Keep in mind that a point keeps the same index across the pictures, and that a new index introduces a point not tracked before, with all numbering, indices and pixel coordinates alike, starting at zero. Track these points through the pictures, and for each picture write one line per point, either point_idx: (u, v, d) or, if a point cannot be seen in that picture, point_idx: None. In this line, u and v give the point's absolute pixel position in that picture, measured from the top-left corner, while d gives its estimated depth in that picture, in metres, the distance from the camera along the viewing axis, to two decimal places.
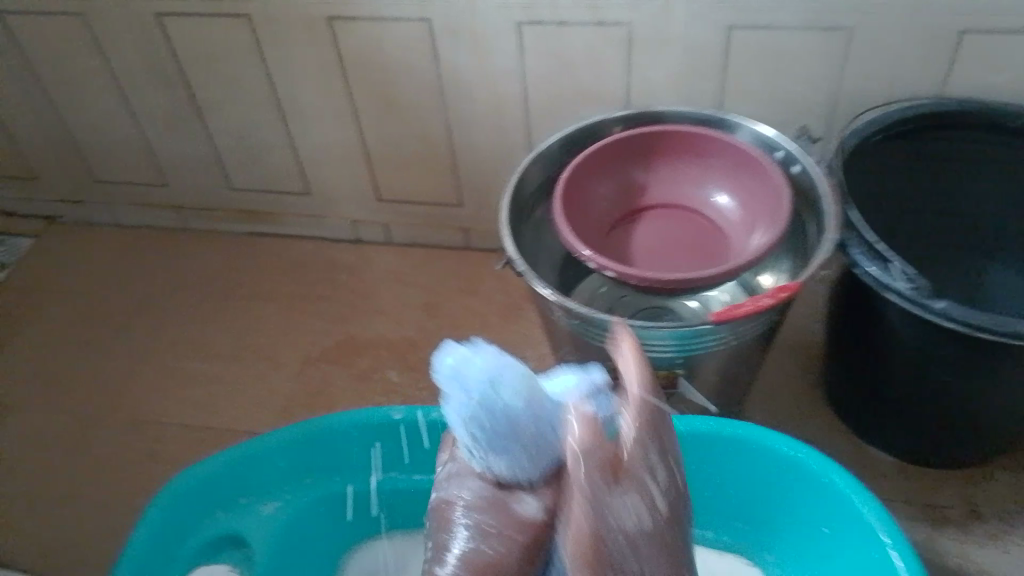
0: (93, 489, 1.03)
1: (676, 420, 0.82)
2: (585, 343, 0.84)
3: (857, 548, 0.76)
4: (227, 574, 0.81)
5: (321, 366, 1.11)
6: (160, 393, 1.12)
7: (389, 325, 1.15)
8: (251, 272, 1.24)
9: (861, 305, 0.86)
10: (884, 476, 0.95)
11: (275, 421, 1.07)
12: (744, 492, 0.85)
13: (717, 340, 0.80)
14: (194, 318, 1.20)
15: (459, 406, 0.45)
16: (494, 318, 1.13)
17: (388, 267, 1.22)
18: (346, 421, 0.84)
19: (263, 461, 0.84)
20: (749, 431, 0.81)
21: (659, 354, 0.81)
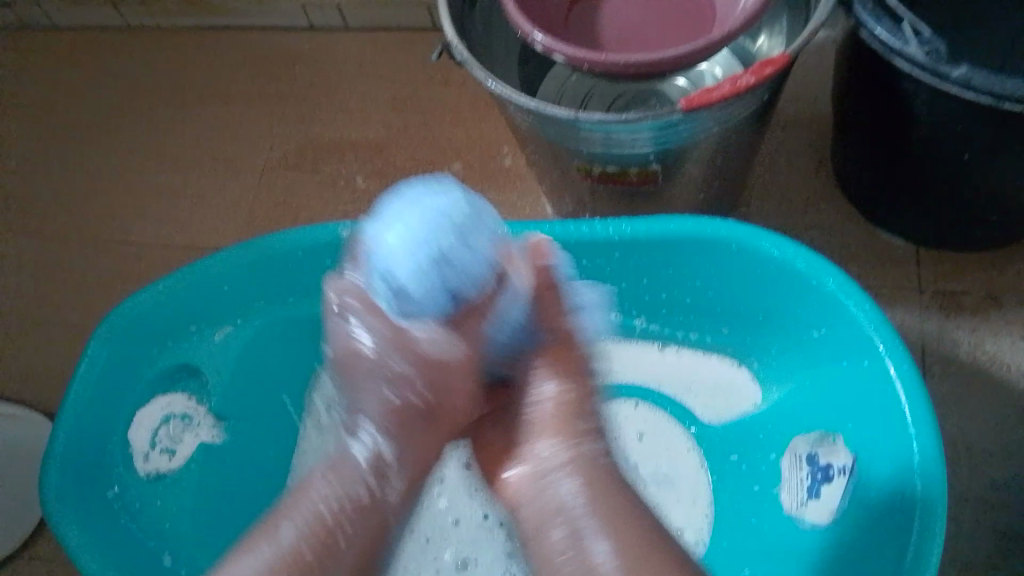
0: (61, 312, 0.96)
1: (645, 223, 0.71)
2: (548, 141, 0.72)
3: (849, 356, 0.67)
4: (187, 402, 0.76)
5: (284, 173, 1.01)
6: (120, 208, 1.02)
7: (353, 122, 1.03)
8: (199, 70, 1.11)
9: (872, 75, 0.73)
10: (897, 264, 0.86)
11: (241, 234, 0.98)
12: (727, 295, 0.75)
13: (698, 128, 0.68)
14: (146, 125, 1.08)
15: (443, 206, 0.54)
16: (465, 110, 1.02)
17: (348, 56, 1.08)
18: (292, 240, 0.75)
19: (207, 287, 0.75)
20: (729, 231, 0.69)
21: (633, 149, 0.69)
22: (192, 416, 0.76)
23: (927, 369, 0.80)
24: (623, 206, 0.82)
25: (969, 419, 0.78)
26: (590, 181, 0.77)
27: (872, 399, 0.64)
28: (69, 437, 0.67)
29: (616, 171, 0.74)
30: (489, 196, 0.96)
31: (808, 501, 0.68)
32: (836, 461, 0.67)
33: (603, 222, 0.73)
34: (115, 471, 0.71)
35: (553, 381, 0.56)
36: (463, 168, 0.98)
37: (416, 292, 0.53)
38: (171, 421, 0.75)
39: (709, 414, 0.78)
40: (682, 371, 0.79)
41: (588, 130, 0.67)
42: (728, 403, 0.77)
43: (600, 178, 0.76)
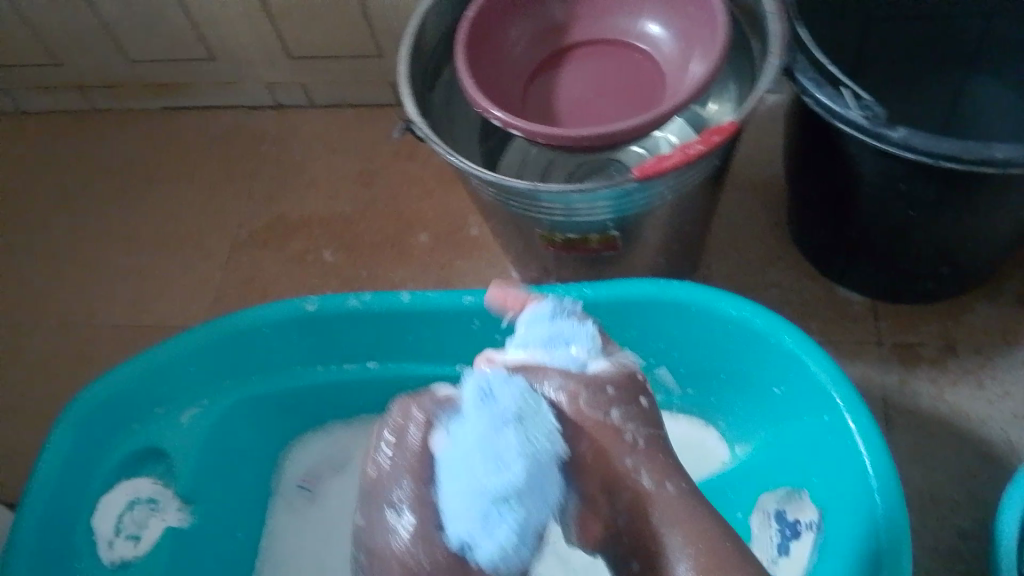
0: (27, 397, 0.95)
1: (607, 287, 0.73)
2: (509, 211, 0.74)
3: (810, 412, 0.68)
4: (154, 486, 0.75)
5: (252, 250, 1.02)
6: (86, 290, 1.02)
7: (320, 197, 1.05)
8: (167, 151, 1.12)
9: (818, 139, 0.76)
10: (856, 319, 0.88)
11: (209, 312, 0.99)
12: (691, 355, 0.76)
13: (652, 195, 0.70)
14: (113, 207, 1.09)
15: (506, 430, 0.46)
16: (431, 183, 1.04)
17: (314, 133, 1.10)
18: (258, 317, 0.75)
19: (173, 368, 0.75)
20: (689, 293, 0.71)
21: (591, 216, 0.71)
22: (158, 501, 0.74)
23: (892, 421, 0.82)
24: (586, 272, 0.84)
25: (935, 470, 0.79)
26: (553, 249, 0.79)
27: (834, 454, 0.64)
28: (31, 526, 0.65)
29: (576, 239, 0.75)
30: (456, 265, 0.98)
31: (778, 558, 0.68)
32: (803, 517, 0.67)
33: (566, 287, 0.74)
34: (78, 559, 0.68)
35: (582, 411, 0.50)
36: (429, 240, 1.00)
37: (505, 546, 0.44)
38: (138, 506, 0.73)
39: (686, 472, 0.78)
40: None
41: (547, 200, 0.69)
42: (701, 462, 0.79)
43: (563, 245, 0.77)
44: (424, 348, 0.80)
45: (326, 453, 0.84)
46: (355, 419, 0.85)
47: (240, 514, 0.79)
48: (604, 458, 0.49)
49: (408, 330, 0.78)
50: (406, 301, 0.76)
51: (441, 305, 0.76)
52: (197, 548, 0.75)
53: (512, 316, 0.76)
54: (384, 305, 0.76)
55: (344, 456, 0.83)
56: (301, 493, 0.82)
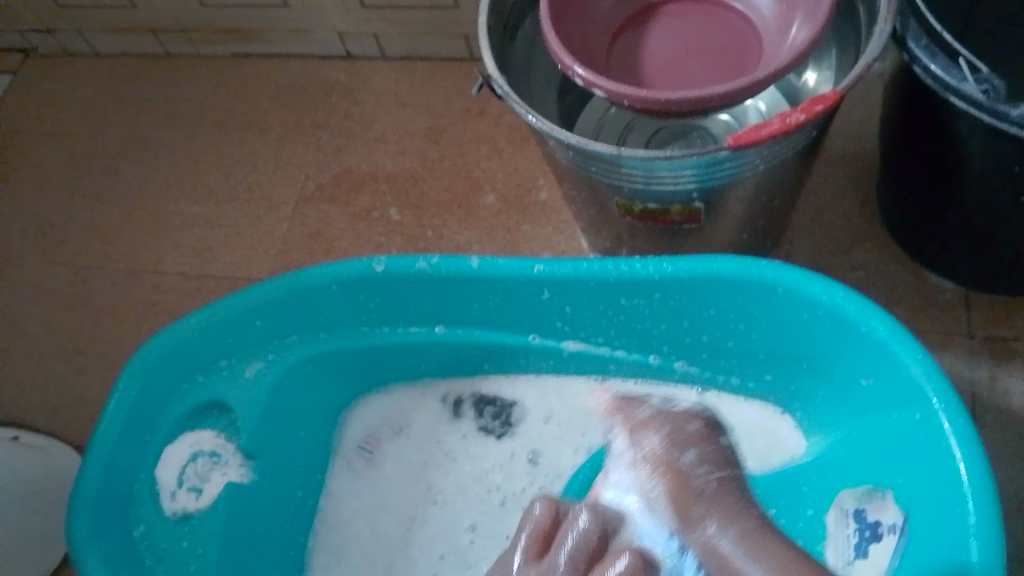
0: (94, 340, 0.96)
1: (687, 263, 0.69)
2: (588, 178, 0.71)
3: (898, 405, 0.64)
4: (216, 440, 0.74)
5: (318, 203, 1.00)
6: (153, 237, 1.02)
7: (388, 153, 1.02)
8: (236, 99, 1.11)
9: (924, 112, 0.71)
10: (945, 307, 0.83)
11: (273, 264, 0.98)
12: (770, 337, 0.73)
13: (743, 165, 0.66)
14: (182, 153, 1.08)
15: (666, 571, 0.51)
16: (501, 141, 1.01)
17: (384, 85, 1.07)
18: (325, 274, 0.74)
19: (239, 320, 0.74)
20: (775, 273, 0.67)
21: (676, 185, 0.67)
22: (221, 454, 0.74)
23: (981, 420, 0.77)
24: (661, 243, 0.80)
25: (1022, 473, 0.74)
26: (630, 218, 0.75)
27: (923, 452, 0.61)
28: (94, 476, 0.66)
29: (656, 209, 0.72)
30: (524, 230, 0.95)
31: (856, 560, 0.65)
32: (885, 518, 0.64)
33: (643, 261, 0.70)
34: (140, 508, 0.69)
35: (667, 447, 0.56)
36: (496, 201, 0.97)
37: None
38: (199, 458, 0.73)
39: (754, 460, 0.75)
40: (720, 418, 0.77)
41: (631, 166, 0.65)
42: (769, 453, 0.75)
43: (641, 215, 0.74)
44: (492, 314, 0.78)
45: (387, 415, 0.83)
46: (417, 381, 0.84)
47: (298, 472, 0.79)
48: (684, 501, 0.53)
49: (475, 295, 0.76)
50: (475, 265, 0.73)
51: (511, 272, 0.73)
52: (258, 502, 0.74)
53: (584, 288, 0.73)
54: (453, 268, 0.74)
55: (407, 416, 0.82)
56: (362, 453, 0.81)
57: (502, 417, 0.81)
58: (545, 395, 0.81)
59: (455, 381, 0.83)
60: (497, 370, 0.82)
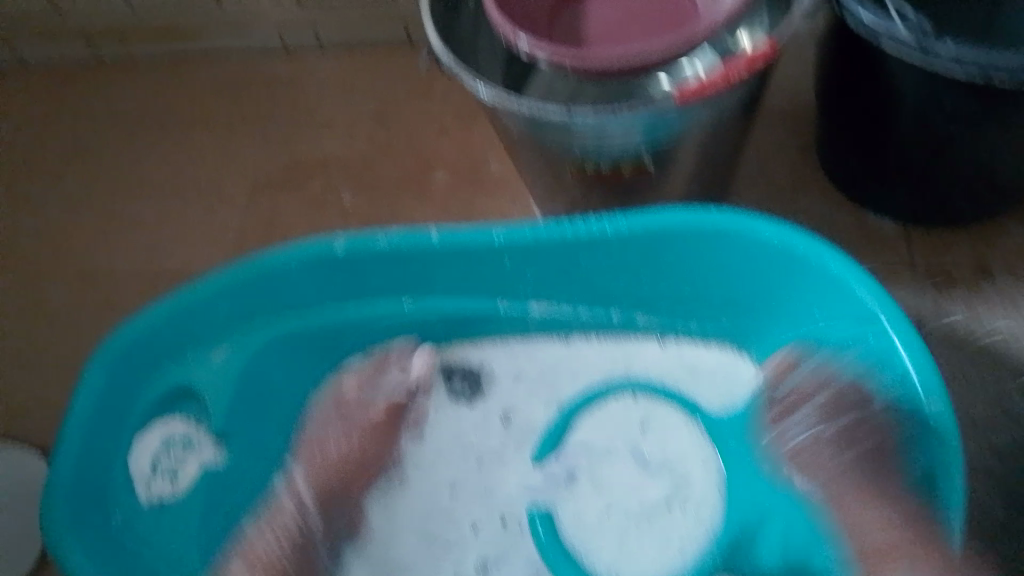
0: (49, 344, 0.94)
1: (641, 217, 0.71)
2: (537, 143, 0.73)
3: (851, 332, 0.68)
4: (186, 426, 0.75)
5: (268, 192, 1.00)
6: (102, 239, 1.01)
7: (335, 138, 1.03)
8: (177, 98, 1.10)
9: (855, 54, 0.73)
10: (887, 244, 0.87)
11: (228, 255, 0.97)
12: (726, 283, 0.75)
13: (688, 120, 0.69)
14: (125, 154, 1.07)
15: None
16: (447, 120, 1.02)
17: (326, 74, 1.08)
18: (287, 256, 0.74)
19: (202, 308, 0.74)
20: (728, 219, 0.69)
21: (623, 145, 0.70)
22: (192, 439, 0.74)
23: (932, 346, 0.80)
24: (615, 201, 0.82)
25: (972, 392, 0.78)
26: (581, 181, 0.78)
27: (882, 371, 0.64)
28: (67, 475, 0.65)
29: (607, 170, 0.75)
30: (477, 203, 0.96)
31: (824, 478, 0.68)
32: (848, 439, 0.68)
33: (598, 217, 0.72)
34: (116, 500, 0.69)
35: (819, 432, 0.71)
36: (447, 177, 0.98)
37: None
38: (172, 446, 0.73)
39: (715, 399, 0.77)
40: (684, 360, 0.78)
41: (580, 129, 0.68)
42: (731, 388, 0.77)
43: (592, 177, 0.76)
44: (455, 284, 0.79)
45: (348, 387, 0.78)
46: None
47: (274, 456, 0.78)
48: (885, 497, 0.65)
49: (438, 266, 0.77)
50: (436, 239, 0.74)
51: (470, 240, 0.74)
52: (231, 485, 0.75)
53: (543, 248, 0.74)
54: (413, 243, 0.75)
55: None
56: None
57: (472, 382, 0.80)
58: (511, 353, 0.81)
59: None
60: (462, 338, 0.82)
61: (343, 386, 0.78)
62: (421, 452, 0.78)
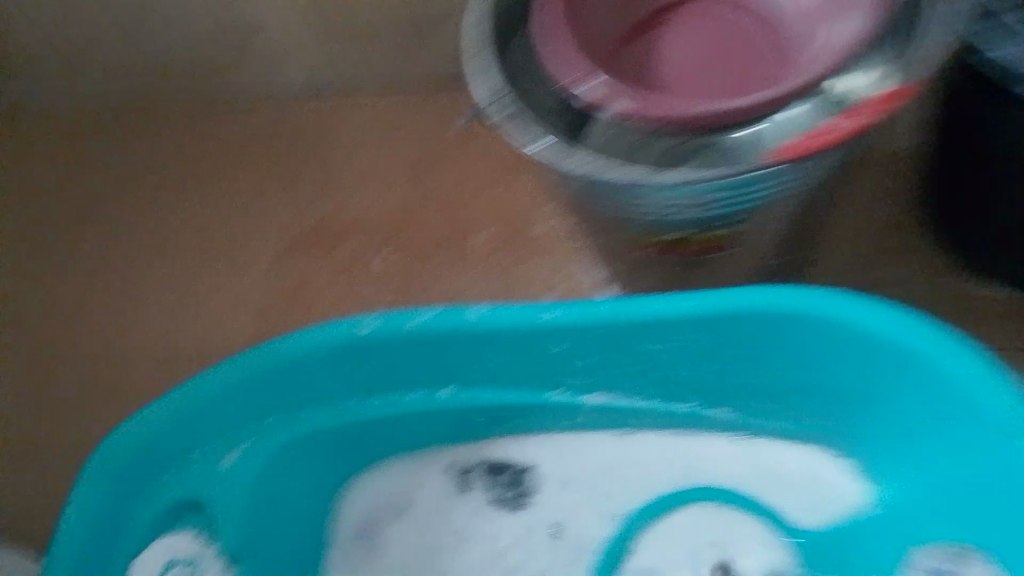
0: (61, 431, 0.86)
1: (718, 297, 0.59)
2: (596, 206, 0.61)
3: (991, 449, 0.54)
4: (192, 542, 0.64)
5: (295, 257, 0.91)
6: (116, 309, 0.92)
7: (369, 196, 0.93)
8: (197, 152, 0.99)
9: (982, 105, 0.61)
10: (990, 323, 0.76)
11: (253, 330, 0.88)
12: (825, 374, 0.62)
13: (782, 185, 0.56)
14: (142, 214, 0.97)
15: None
16: (493, 174, 0.91)
17: (358, 120, 0.97)
18: (306, 343, 0.64)
19: (210, 404, 0.63)
20: (824, 304, 0.57)
21: (701, 212, 0.58)
22: (199, 561, 0.63)
23: None
24: (688, 274, 0.70)
25: None
26: (648, 251, 0.66)
27: None
28: None
29: (680, 240, 0.63)
30: (525, 268, 0.86)
31: None
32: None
33: (667, 299, 0.60)
34: None
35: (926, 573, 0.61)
36: (491, 239, 0.88)
37: None
38: (175, 567, 0.62)
39: (806, 517, 0.65)
40: (765, 462, 0.68)
41: (650, 195, 0.56)
42: (821, 501, 0.65)
43: (662, 248, 0.64)
44: (501, 372, 0.68)
45: (384, 492, 0.72)
46: (419, 449, 0.73)
47: (287, 568, 0.68)
48: None
49: (478, 353, 0.66)
50: (475, 319, 0.63)
51: (514, 321, 0.63)
52: None
53: (602, 333, 0.63)
54: (450, 324, 0.64)
55: (409, 490, 0.72)
56: (360, 538, 0.71)
57: (517, 486, 0.71)
58: (562, 454, 0.71)
59: (459, 446, 0.73)
60: (507, 432, 0.72)
61: (361, 506, 0.72)
62: (459, 571, 0.69)
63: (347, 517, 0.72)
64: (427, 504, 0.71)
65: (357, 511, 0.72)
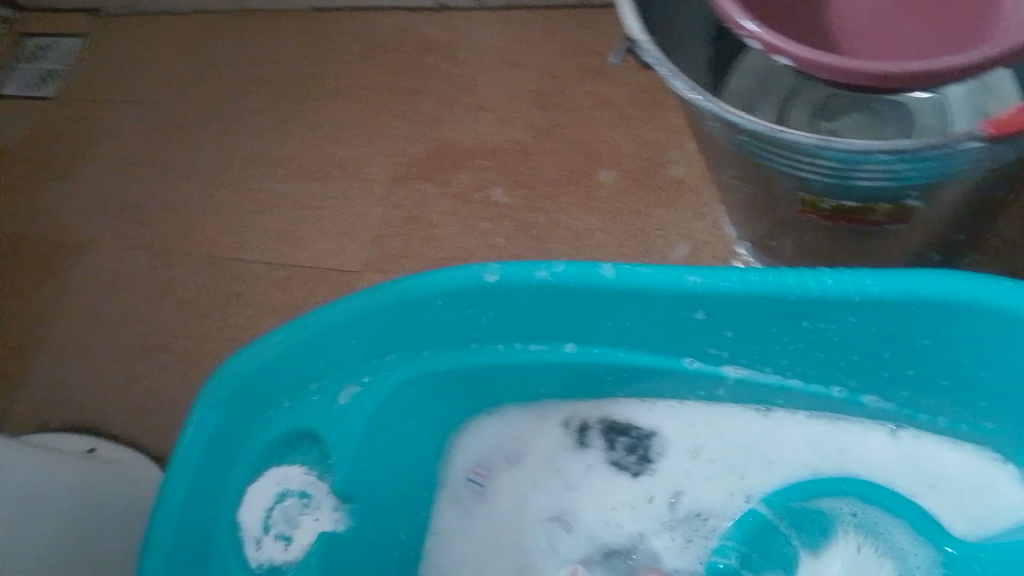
0: (175, 337, 0.86)
1: (896, 280, 0.53)
2: (760, 165, 0.55)
3: None
4: (305, 476, 0.63)
5: (412, 182, 0.88)
6: (235, 220, 0.91)
7: (493, 122, 0.88)
8: (323, 62, 0.98)
9: None
10: None
11: (366, 252, 0.86)
12: (1001, 374, 0.56)
13: (989, 154, 0.48)
14: (266, 123, 0.96)
15: None
16: (626, 108, 0.85)
17: (486, 41, 0.93)
18: (427, 285, 0.60)
19: (330, 338, 0.62)
20: (1022, 299, 0.50)
21: (887, 181, 0.51)
22: (311, 495, 0.62)
23: None
24: (846, 244, 0.63)
25: None
26: (810, 215, 0.59)
27: None
28: (168, 533, 0.55)
29: (853, 208, 0.55)
30: (655, 213, 0.80)
31: None
32: None
33: (836, 275, 0.54)
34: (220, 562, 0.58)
35: None
36: (620, 179, 0.82)
37: None
38: (288, 499, 0.61)
39: (961, 525, 0.61)
40: (917, 459, 0.63)
41: (830, 159, 0.49)
42: (978, 509, 0.61)
43: (829, 213, 0.58)
44: (630, 331, 0.64)
45: (502, 441, 0.70)
46: (536, 400, 0.70)
47: (398, 512, 0.66)
48: None
49: (610, 309, 0.62)
50: (610, 276, 0.59)
51: (653, 281, 0.58)
52: (359, 548, 0.63)
53: (753, 305, 0.58)
54: (582, 278, 0.59)
55: (527, 442, 0.70)
56: (473, 485, 0.69)
57: (640, 452, 0.68)
58: (690, 423, 0.68)
59: (580, 402, 0.70)
60: (632, 394, 0.69)
61: (477, 452, 0.70)
62: (570, 529, 0.67)
63: (460, 462, 0.70)
64: (546, 458, 0.69)
65: (473, 457, 0.70)
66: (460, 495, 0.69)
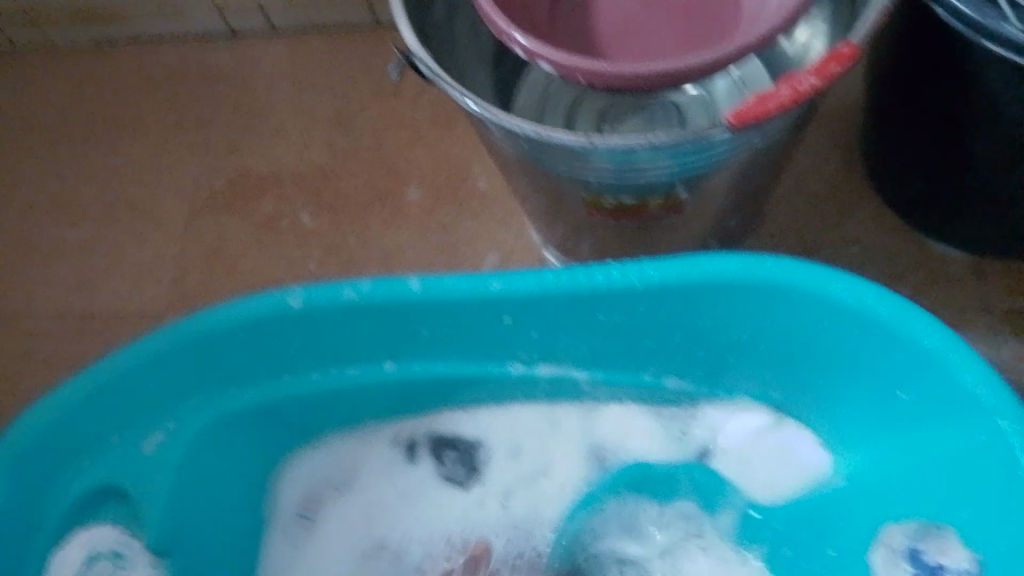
0: None
1: (678, 266, 0.57)
2: (544, 169, 0.57)
3: (953, 417, 0.55)
4: (113, 534, 0.58)
5: (211, 216, 0.84)
6: (18, 274, 0.84)
7: (292, 148, 0.86)
8: (101, 97, 0.91)
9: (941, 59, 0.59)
10: (949, 280, 0.74)
11: (170, 294, 0.81)
12: (781, 342, 0.61)
13: (739, 144, 0.53)
14: (44, 167, 0.89)
15: None
16: (425, 125, 0.86)
17: (277, 66, 0.91)
18: (232, 318, 0.59)
19: (128, 383, 0.58)
20: (789, 273, 0.55)
21: (657, 175, 0.54)
22: (123, 552, 0.58)
23: None
24: (637, 238, 0.67)
25: None
26: (597, 214, 0.62)
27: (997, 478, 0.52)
28: None
29: (632, 203, 0.59)
30: (463, 225, 0.81)
31: None
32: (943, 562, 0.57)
33: (623, 268, 0.57)
34: None
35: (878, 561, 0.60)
36: (427, 196, 0.83)
37: None
38: (98, 562, 0.57)
39: (762, 490, 0.64)
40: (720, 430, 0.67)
41: (604, 158, 0.52)
42: (777, 476, 0.65)
43: (613, 211, 0.61)
44: (443, 342, 0.64)
45: (326, 467, 0.68)
46: (358, 422, 0.69)
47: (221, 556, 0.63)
48: None
49: (420, 324, 0.62)
50: (416, 291, 0.59)
51: (458, 290, 0.59)
52: None
53: (554, 304, 0.60)
54: (390, 294, 0.59)
55: (350, 467, 0.68)
56: (300, 518, 0.67)
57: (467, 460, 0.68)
58: (511, 423, 0.69)
59: (405, 418, 0.69)
60: (453, 404, 0.69)
61: (299, 484, 0.68)
62: (405, 547, 0.66)
63: (282, 498, 0.67)
64: (371, 480, 0.68)
65: (296, 490, 0.68)
66: (286, 530, 0.66)
